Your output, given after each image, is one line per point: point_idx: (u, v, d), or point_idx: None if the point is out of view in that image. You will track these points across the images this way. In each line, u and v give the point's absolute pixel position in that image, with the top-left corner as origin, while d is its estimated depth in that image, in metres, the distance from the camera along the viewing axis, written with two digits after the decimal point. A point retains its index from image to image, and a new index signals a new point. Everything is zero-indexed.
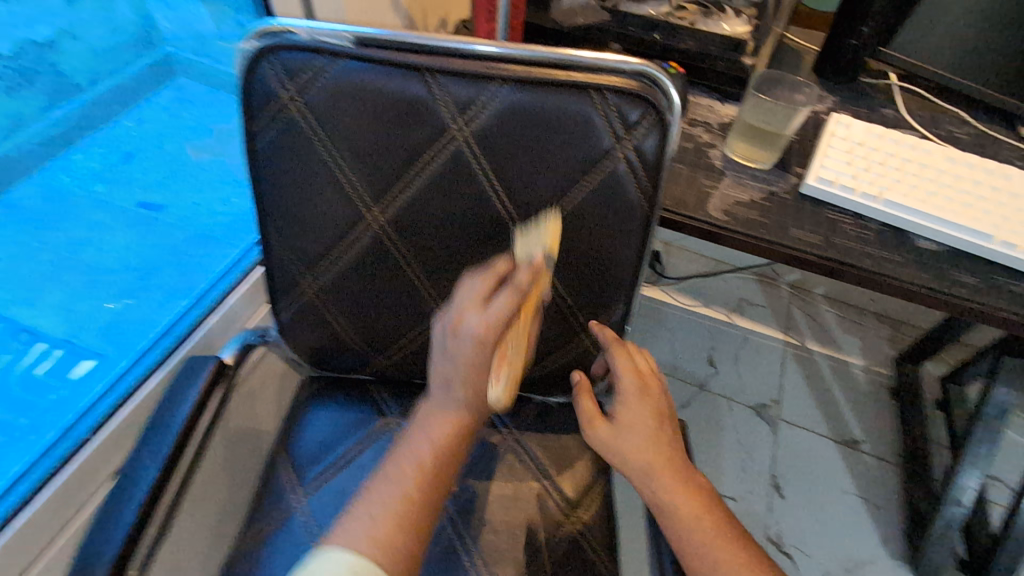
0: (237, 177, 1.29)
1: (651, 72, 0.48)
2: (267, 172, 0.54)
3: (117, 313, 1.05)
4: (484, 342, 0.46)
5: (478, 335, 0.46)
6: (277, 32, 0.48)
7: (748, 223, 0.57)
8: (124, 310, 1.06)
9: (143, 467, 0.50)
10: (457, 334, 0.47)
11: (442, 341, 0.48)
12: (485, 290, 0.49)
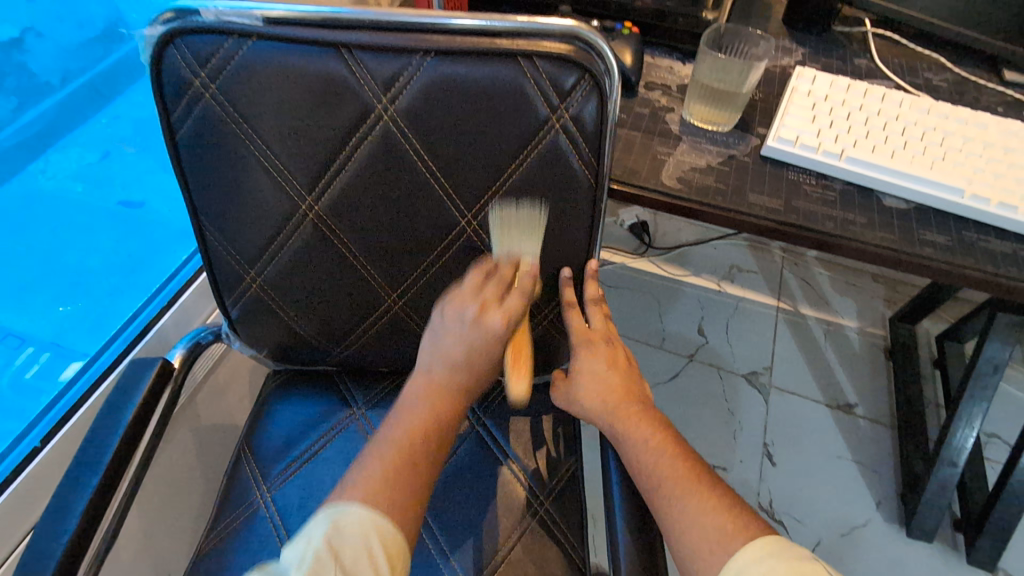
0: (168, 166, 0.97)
1: (584, 34, 0.44)
2: (193, 164, 0.52)
3: (77, 317, 0.84)
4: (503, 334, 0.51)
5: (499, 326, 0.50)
6: (180, 14, 0.45)
7: (703, 190, 0.54)
8: (81, 313, 0.85)
9: (84, 473, 0.48)
10: (479, 325, 0.51)
11: (443, 339, 0.52)
12: (474, 283, 0.54)
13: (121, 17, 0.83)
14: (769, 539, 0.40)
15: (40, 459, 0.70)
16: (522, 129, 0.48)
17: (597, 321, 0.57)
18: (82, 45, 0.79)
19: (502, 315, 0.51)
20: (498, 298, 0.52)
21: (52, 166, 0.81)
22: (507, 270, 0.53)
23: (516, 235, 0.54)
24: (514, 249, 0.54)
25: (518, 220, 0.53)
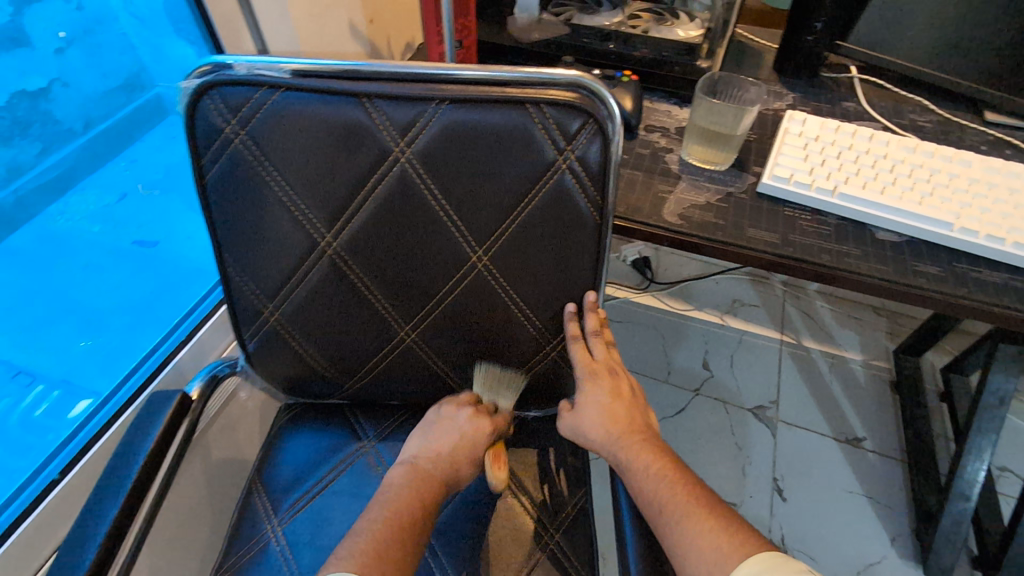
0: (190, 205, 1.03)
1: (588, 83, 0.48)
2: (219, 205, 0.55)
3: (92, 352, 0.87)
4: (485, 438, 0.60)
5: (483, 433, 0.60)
6: (215, 69, 0.49)
7: (703, 226, 0.57)
8: (98, 348, 0.88)
9: (103, 504, 0.49)
10: (468, 420, 0.61)
11: (433, 436, 0.61)
12: (462, 401, 0.63)
13: (144, 68, 0.88)
14: (761, 555, 0.42)
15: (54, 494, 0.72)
16: (531, 169, 0.51)
17: (602, 355, 0.59)
18: (104, 93, 0.83)
19: (489, 424, 0.62)
20: (489, 409, 0.64)
21: (70, 208, 0.85)
22: (492, 400, 0.65)
23: (498, 391, 0.65)
24: (494, 398, 0.65)
25: (500, 386, 0.65)
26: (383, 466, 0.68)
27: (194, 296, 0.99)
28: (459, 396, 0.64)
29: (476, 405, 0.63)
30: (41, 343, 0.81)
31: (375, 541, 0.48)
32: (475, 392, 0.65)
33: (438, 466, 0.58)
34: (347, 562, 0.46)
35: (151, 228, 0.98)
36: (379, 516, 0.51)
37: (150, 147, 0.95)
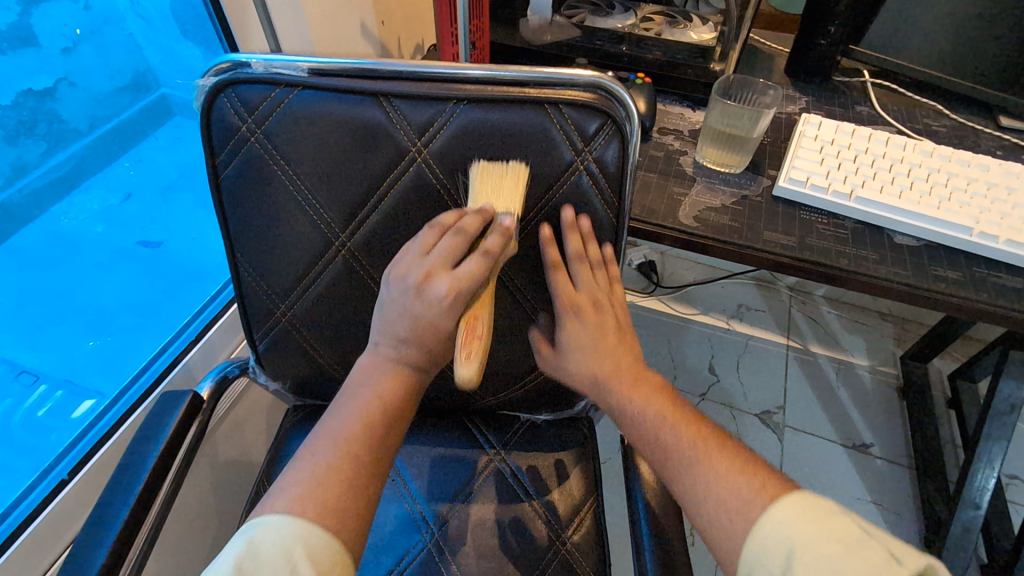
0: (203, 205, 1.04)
1: (606, 83, 0.47)
2: (233, 204, 0.54)
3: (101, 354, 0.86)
4: (453, 303, 0.45)
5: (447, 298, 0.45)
6: (232, 66, 0.49)
7: (719, 228, 0.56)
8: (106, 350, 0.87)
9: (114, 505, 0.48)
10: (423, 295, 0.45)
11: (390, 308, 0.47)
12: (426, 243, 0.48)
13: (150, 69, 0.90)
14: (789, 499, 0.38)
15: (62, 496, 0.71)
16: (548, 169, 0.51)
17: (585, 284, 0.52)
18: (111, 93, 0.85)
19: (449, 282, 0.45)
20: (450, 264, 0.46)
21: (74, 208, 0.85)
22: (472, 225, 0.47)
23: (495, 190, 0.50)
24: (488, 202, 0.50)
25: (502, 176, 0.50)
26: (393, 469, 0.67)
27: (204, 296, 0.98)
28: (417, 242, 0.48)
29: (443, 236, 0.47)
30: (52, 345, 0.81)
31: (323, 471, 0.41)
32: (438, 233, 0.48)
33: (405, 350, 0.47)
34: (292, 503, 0.39)
35: (164, 232, 0.99)
36: (329, 435, 0.43)
37: (155, 147, 0.97)
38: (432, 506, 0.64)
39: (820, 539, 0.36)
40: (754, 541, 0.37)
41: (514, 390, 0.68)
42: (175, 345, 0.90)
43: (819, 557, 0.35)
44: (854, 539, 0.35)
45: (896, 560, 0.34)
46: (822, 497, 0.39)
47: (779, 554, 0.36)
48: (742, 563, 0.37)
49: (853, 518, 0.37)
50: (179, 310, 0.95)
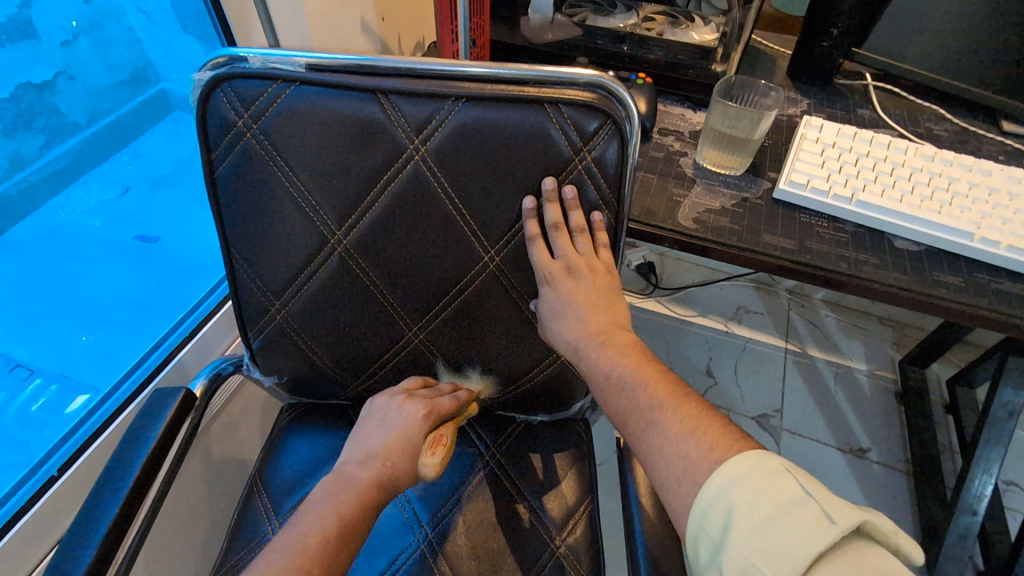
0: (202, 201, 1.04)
1: (607, 83, 0.47)
2: (229, 199, 0.54)
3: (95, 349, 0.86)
4: (426, 419, 0.56)
5: (422, 412, 0.56)
6: (229, 60, 0.48)
7: (718, 231, 0.56)
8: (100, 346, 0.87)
9: (103, 502, 0.48)
10: (400, 410, 0.56)
11: (366, 433, 0.55)
12: (411, 386, 0.61)
13: (150, 63, 0.90)
14: (730, 464, 0.39)
15: (54, 490, 0.71)
16: (546, 168, 0.50)
17: (564, 250, 0.52)
18: (109, 87, 0.85)
19: (425, 406, 0.57)
20: (429, 395, 0.59)
21: (70, 202, 0.86)
22: (446, 388, 0.62)
23: (467, 382, 0.66)
24: (458, 380, 0.66)
25: (467, 381, 0.66)
26: None
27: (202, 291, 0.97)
28: (405, 383, 0.62)
29: (415, 389, 0.60)
30: (48, 342, 0.82)
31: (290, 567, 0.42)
32: (421, 384, 0.62)
33: (369, 468, 0.51)
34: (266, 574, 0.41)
35: (161, 228, 0.99)
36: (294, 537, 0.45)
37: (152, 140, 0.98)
38: (425, 507, 0.64)
39: (756, 502, 0.37)
40: (699, 505, 0.39)
41: (510, 391, 0.67)
42: (171, 338, 0.89)
43: (754, 518, 0.36)
44: (790, 500, 0.36)
45: (828, 519, 0.35)
46: (768, 457, 0.39)
47: (717, 517, 0.38)
48: (690, 525, 0.40)
49: (798, 479, 0.38)
50: (176, 304, 0.95)
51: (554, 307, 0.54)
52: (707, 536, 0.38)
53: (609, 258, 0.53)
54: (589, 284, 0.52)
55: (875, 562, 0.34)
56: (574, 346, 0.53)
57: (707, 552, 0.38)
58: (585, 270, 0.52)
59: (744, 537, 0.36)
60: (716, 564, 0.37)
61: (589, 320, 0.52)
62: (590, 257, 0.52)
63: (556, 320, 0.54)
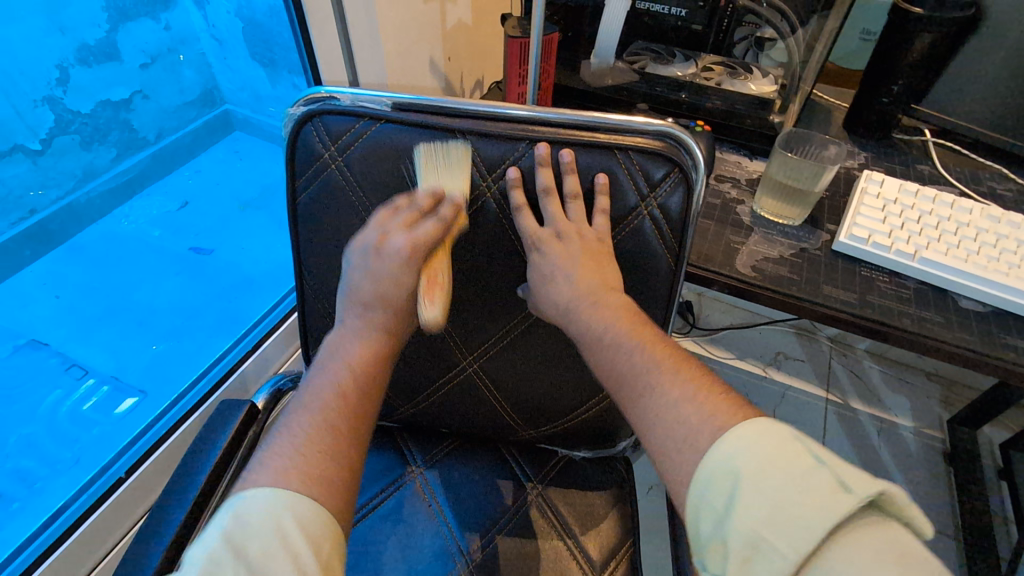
0: (277, 218, 1.43)
1: (675, 132, 0.49)
2: (307, 225, 0.57)
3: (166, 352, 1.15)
4: (410, 262, 0.48)
5: (406, 251, 0.47)
6: (322, 98, 0.52)
7: (777, 279, 0.56)
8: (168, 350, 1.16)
9: (172, 506, 0.50)
10: (382, 253, 0.48)
11: (362, 278, 0.48)
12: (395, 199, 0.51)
13: (213, 91, 1.61)
14: (737, 431, 0.37)
15: (123, 489, 0.77)
16: (613, 211, 0.52)
17: (553, 217, 0.50)
18: (179, 105, 1.56)
19: (408, 238, 0.48)
20: (409, 224, 0.49)
21: (134, 210, 1.47)
22: (426, 200, 0.51)
23: (446, 178, 0.52)
24: (437, 185, 0.52)
25: (447, 162, 0.52)
26: (431, 497, 0.67)
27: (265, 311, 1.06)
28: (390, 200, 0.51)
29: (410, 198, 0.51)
30: (116, 345, 1.16)
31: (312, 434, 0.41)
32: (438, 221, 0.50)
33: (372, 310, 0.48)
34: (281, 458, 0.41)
35: (214, 239, 1.39)
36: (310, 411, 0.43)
37: (209, 163, 1.63)
38: (466, 536, 0.64)
39: (765, 471, 0.35)
40: (701, 477, 0.37)
41: (555, 426, 0.67)
42: (228, 360, 0.93)
43: (763, 486, 0.35)
44: (802, 470, 0.35)
45: (845, 489, 0.33)
46: (774, 426, 0.38)
47: (723, 488, 0.36)
48: (690, 497, 0.38)
49: (809, 449, 0.36)
50: (246, 318, 1.17)
51: (544, 273, 0.50)
52: (709, 509, 0.36)
53: (603, 227, 0.51)
54: (578, 251, 0.49)
55: (890, 533, 0.32)
56: (563, 307, 0.49)
57: (709, 524, 0.36)
58: (573, 236, 0.50)
59: (756, 505, 0.34)
60: (718, 537, 0.35)
61: (580, 280, 0.48)
62: (580, 224, 0.51)
63: (545, 287, 0.50)
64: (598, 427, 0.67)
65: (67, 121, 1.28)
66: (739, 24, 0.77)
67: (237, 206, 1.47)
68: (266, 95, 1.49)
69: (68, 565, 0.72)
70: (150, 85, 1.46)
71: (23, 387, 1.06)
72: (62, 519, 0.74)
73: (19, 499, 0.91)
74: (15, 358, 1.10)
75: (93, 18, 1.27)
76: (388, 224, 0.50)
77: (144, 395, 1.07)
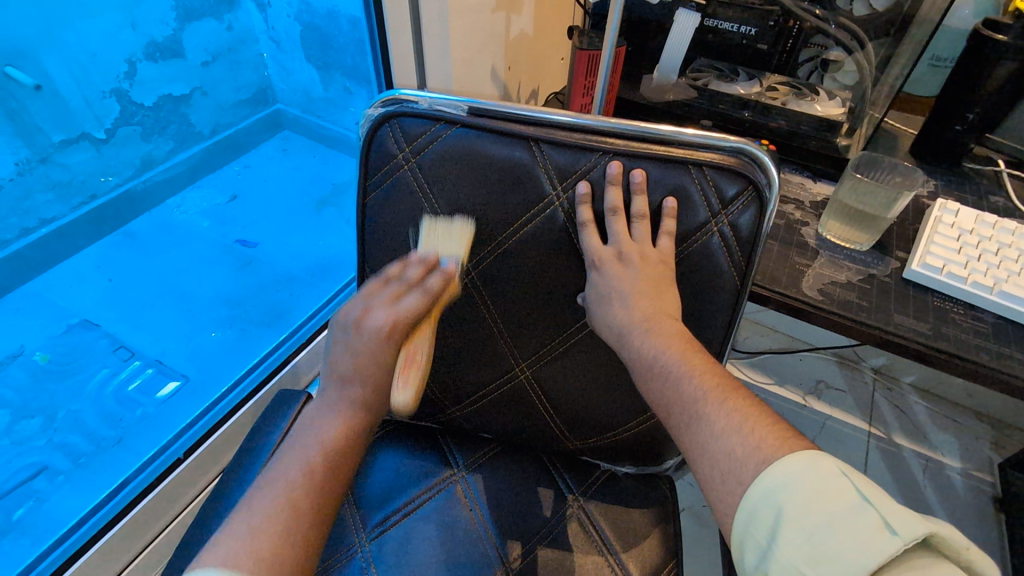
0: (322, 216, 1.46)
1: (750, 150, 0.49)
2: (375, 223, 0.59)
3: (210, 342, 1.16)
4: (389, 333, 0.49)
5: (384, 326, 0.49)
6: (401, 100, 0.54)
7: (845, 304, 0.55)
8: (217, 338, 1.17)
9: (231, 490, 0.52)
10: (361, 327, 0.49)
11: (348, 342, 0.49)
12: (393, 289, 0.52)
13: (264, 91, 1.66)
14: (780, 466, 0.38)
15: (181, 469, 0.82)
16: (681, 226, 0.51)
17: (618, 238, 0.50)
18: (234, 104, 1.60)
19: (389, 313, 0.50)
20: (397, 297, 0.52)
21: (186, 201, 1.51)
22: (415, 275, 0.53)
23: (446, 244, 0.56)
24: (435, 251, 0.56)
25: (449, 230, 0.56)
26: (472, 500, 0.67)
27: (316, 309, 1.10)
28: (374, 281, 0.53)
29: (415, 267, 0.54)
30: (167, 333, 1.18)
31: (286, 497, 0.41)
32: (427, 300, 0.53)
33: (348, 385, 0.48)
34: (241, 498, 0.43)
35: (260, 233, 1.43)
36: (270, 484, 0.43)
37: (258, 158, 1.66)
38: (506, 543, 0.63)
39: (809, 508, 0.36)
40: (744, 508, 0.38)
41: (601, 439, 0.67)
42: (281, 353, 0.97)
43: (804, 525, 0.36)
44: (847, 508, 0.35)
45: (889, 530, 0.33)
46: (822, 458, 0.38)
47: (766, 522, 0.37)
48: (734, 528, 0.39)
49: (855, 484, 0.36)
50: (291, 314, 1.20)
51: (601, 293, 0.51)
52: (753, 541, 0.38)
53: (667, 248, 0.51)
54: (638, 273, 0.49)
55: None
56: (617, 331, 0.49)
57: (752, 558, 0.38)
58: (635, 257, 0.50)
59: (796, 543, 0.35)
60: (761, 570, 0.37)
61: (636, 306, 0.48)
62: (643, 245, 0.50)
63: (601, 305, 0.51)
64: (643, 445, 0.67)
65: (131, 113, 1.38)
66: (804, 45, 0.79)
67: (284, 203, 1.51)
68: (319, 95, 1.54)
69: (128, 537, 0.77)
70: (209, 83, 1.52)
71: (75, 362, 1.11)
72: (129, 491, 0.80)
73: (63, 472, 0.94)
74: (68, 336, 1.15)
75: (162, 17, 1.35)
76: (372, 301, 0.51)
77: (186, 379, 1.09)
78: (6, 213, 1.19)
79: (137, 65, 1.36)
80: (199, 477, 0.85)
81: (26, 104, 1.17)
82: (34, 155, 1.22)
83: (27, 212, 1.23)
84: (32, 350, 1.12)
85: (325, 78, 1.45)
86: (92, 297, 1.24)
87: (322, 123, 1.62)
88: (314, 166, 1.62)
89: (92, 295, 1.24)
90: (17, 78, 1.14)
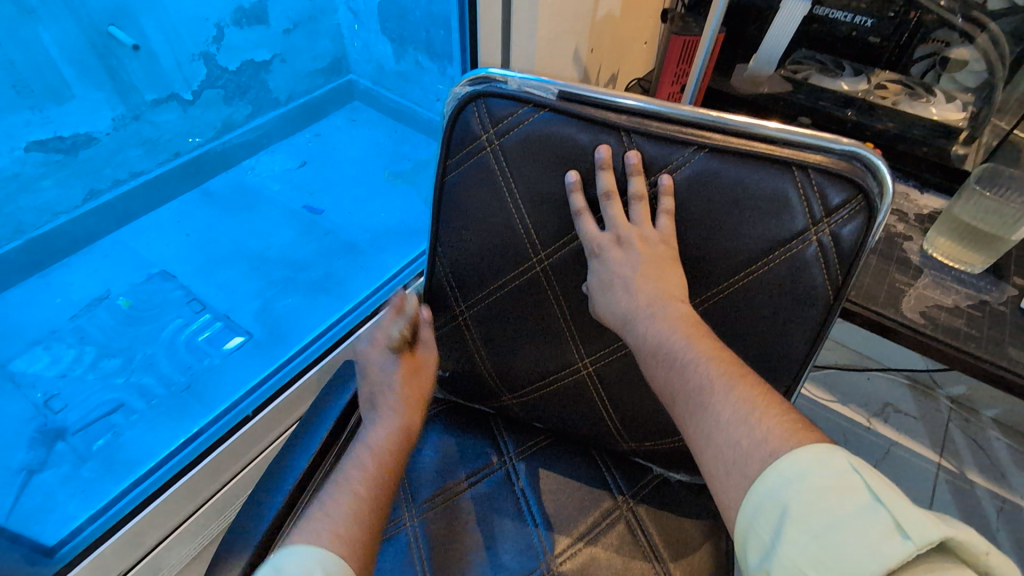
0: (386, 189, 1.49)
1: (865, 155, 0.45)
2: (451, 202, 0.59)
3: (274, 304, 1.21)
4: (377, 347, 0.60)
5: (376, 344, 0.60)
6: (488, 80, 0.53)
7: (951, 331, 0.53)
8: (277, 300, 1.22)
9: (293, 460, 0.58)
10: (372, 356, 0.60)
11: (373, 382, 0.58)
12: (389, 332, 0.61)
13: (338, 62, 1.68)
14: (791, 456, 0.35)
15: (247, 427, 0.88)
16: (776, 231, 0.48)
17: (616, 221, 0.49)
18: (311, 73, 1.63)
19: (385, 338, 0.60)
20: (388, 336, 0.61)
21: (260, 164, 1.56)
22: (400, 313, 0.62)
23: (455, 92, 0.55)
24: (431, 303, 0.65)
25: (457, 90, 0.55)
26: (519, 486, 0.67)
27: (377, 286, 1.15)
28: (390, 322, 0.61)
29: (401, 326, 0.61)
30: (236, 291, 1.24)
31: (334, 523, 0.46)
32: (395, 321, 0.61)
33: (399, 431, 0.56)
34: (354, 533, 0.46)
35: (326, 200, 1.46)
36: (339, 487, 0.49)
37: (329, 128, 1.69)
38: (553, 537, 0.63)
39: (815, 507, 0.33)
40: (748, 503, 0.36)
41: (655, 444, 0.65)
42: (342, 329, 1.03)
43: (813, 523, 0.33)
44: (856, 507, 0.33)
45: (901, 533, 0.31)
46: (833, 453, 0.35)
47: (770, 519, 0.35)
48: (739, 522, 0.36)
49: (867, 482, 0.34)
50: (351, 286, 1.22)
51: (603, 279, 0.49)
52: (755, 538, 0.35)
53: (668, 229, 0.49)
54: (639, 257, 0.48)
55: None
56: (622, 316, 0.47)
57: (756, 556, 0.35)
58: (635, 241, 0.48)
59: (801, 541, 0.33)
60: (764, 568, 0.34)
61: (640, 290, 0.46)
62: (644, 229, 0.49)
63: (603, 293, 0.49)
64: (688, 460, 0.66)
65: (216, 77, 1.43)
66: (923, 40, 0.72)
67: (351, 172, 1.54)
68: (392, 67, 1.54)
69: (194, 486, 0.83)
70: (289, 51, 1.55)
71: (153, 310, 1.18)
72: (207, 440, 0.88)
73: (138, 411, 1.01)
74: (148, 285, 1.23)
75: None
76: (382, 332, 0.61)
77: (250, 335, 1.14)
78: (100, 165, 1.28)
79: (225, 30, 1.39)
80: (265, 437, 0.91)
81: (124, 63, 1.24)
82: (128, 112, 1.30)
83: (120, 165, 1.32)
84: (117, 295, 1.20)
85: (399, 51, 1.45)
86: (170, 251, 1.31)
87: (391, 95, 1.63)
88: (382, 140, 1.64)
89: (171, 249, 1.31)
90: (120, 38, 1.21)
